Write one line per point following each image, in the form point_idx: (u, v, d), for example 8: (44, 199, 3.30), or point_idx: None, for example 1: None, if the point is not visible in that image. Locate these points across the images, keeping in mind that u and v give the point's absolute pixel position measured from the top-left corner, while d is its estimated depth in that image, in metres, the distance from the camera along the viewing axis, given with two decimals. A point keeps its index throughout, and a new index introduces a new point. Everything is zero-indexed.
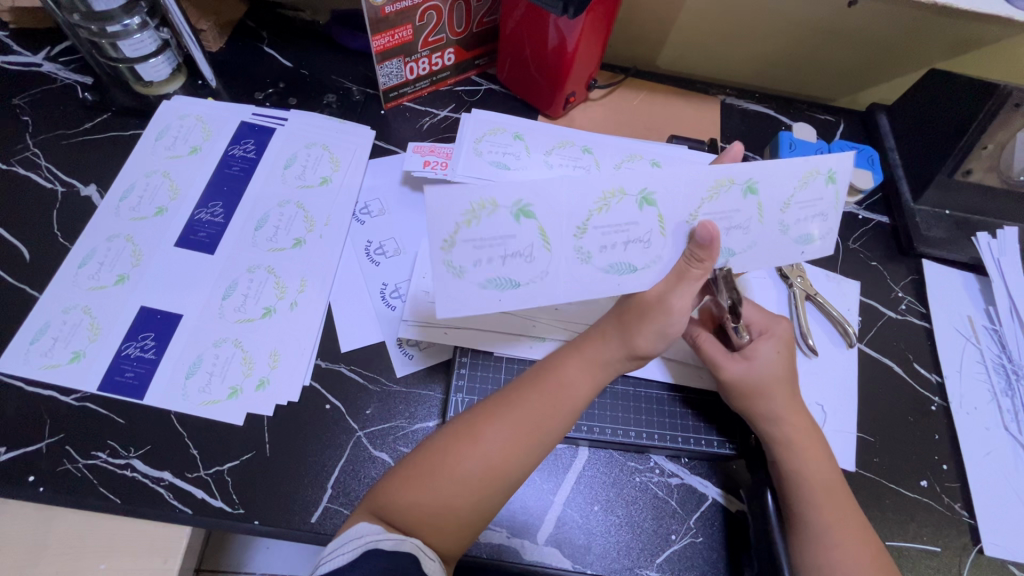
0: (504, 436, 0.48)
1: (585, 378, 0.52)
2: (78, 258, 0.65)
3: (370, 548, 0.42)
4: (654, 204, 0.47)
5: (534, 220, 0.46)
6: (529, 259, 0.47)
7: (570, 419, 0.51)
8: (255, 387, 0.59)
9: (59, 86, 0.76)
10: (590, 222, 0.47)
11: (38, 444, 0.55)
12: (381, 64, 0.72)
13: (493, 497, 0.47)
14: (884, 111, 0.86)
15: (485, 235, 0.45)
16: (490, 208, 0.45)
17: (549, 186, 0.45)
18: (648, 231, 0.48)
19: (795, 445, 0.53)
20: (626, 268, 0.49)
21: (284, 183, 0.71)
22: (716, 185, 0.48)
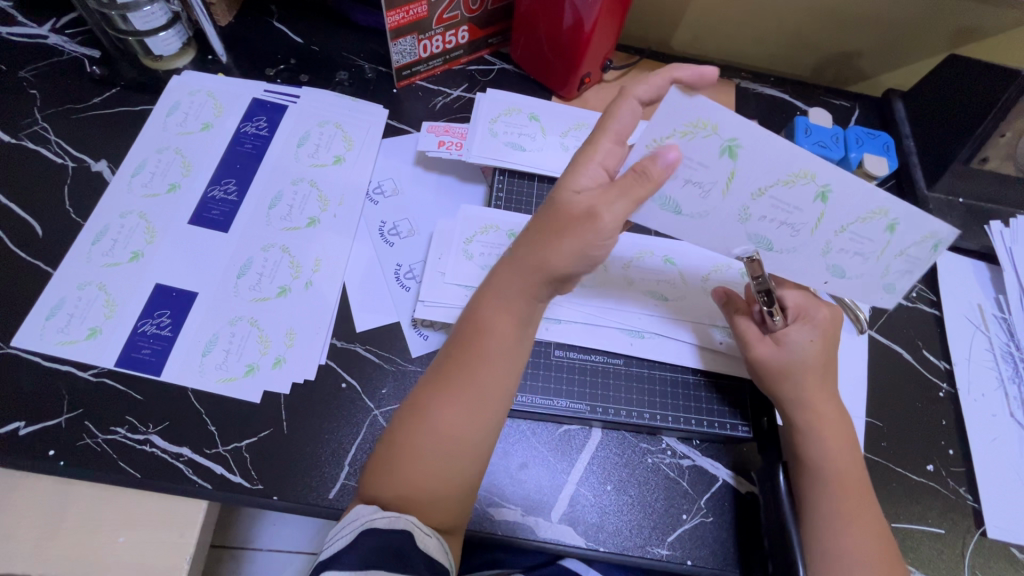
0: (443, 404, 0.48)
1: (508, 319, 0.49)
2: (91, 234, 0.64)
3: (363, 528, 0.43)
4: (825, 202, 0.49)
5: (732, 161, 0.47)
6: (704, 193, 0.50)
7: (506, 365, 0.49)
8: (272, 364, 0.60)
9: (66, 59, 0.75)
10: (769, 189, 0.48)
11: (58, 419, 0.55)
12: (395, 41, 0.71)
13: (459, 465, 0.47)
14: (900, 97, 0.86)
15: (691, 156, 0.47)
16: (707, 132, 0.45)
17: (771, 140, 0.46)
18: (803, 221, 0.50)
19: (820, 435, 0.54)
20: (763, 242, 0.52)
21: (297, 161, 0.71)
22: (873, 211, 0.49)
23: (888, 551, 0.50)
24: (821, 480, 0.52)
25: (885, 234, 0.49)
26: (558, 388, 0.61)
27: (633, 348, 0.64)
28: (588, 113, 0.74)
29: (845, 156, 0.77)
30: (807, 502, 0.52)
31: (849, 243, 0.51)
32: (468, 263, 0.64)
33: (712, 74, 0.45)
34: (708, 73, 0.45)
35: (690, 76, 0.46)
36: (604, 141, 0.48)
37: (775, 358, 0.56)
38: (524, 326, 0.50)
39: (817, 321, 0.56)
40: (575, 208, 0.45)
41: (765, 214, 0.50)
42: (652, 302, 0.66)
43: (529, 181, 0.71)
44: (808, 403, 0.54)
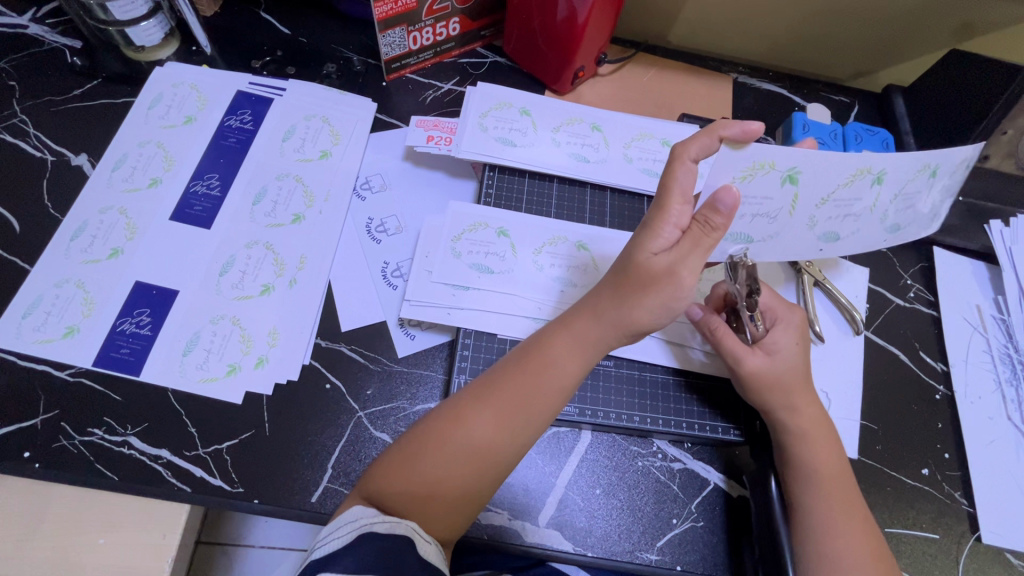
0: (486, 421, 0.47)
1: (573, 357, 0.50)
2: (70, 230, 0.63)
3: (361, 532, 0.41)
4: (882, 183, 0.54)
5: (796, 185, 0.52)
6: (771, 219, 0.55)
7: (557, 399, 0.49)
8: (254, 365, 0.58)
9: (47, 50, 0.73)
10: (834, 195, 0.54)
11: (33, 421, 0.54)
12: (383, 33, 0.69)
13: (477, 480, 0.47)
14: (901, 93, 0.84)
15: (754, 192, 0.52)
16: (767, 170, 0.50)
17: (822, 157, 0.51)
18: (779, 207, 0.53)
19: (806, 435, 0.53)
20: (742, 237, 0.56)
21: (282, 156, 0.69)
22: (920, 169, 0.55)
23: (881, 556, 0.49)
24: (809, 480, 0.51)
25: (875, 187, 0.54)
26: None
27: (624, 349, 0.62)
28: (580, 107, 0.73)
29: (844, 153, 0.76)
30: (796, 503, 0.51)
31: (839, 209, 0.55)
32: (456, 262, 0.63)
33: (759, 131, 0.46)
34: (754, 129, 0.47)
35: (737, 133, 0.47)
36: (676, 204, 0.46)
37: (768, 367, 0.54)
38: (583, 370, 0.50)
39: (793, 321, 0.56)
40: (656, 266, 0.46)
41: (746, 212, 0.53)
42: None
43: (519, 177, 0.69)
44: (798, 407, 0.53)
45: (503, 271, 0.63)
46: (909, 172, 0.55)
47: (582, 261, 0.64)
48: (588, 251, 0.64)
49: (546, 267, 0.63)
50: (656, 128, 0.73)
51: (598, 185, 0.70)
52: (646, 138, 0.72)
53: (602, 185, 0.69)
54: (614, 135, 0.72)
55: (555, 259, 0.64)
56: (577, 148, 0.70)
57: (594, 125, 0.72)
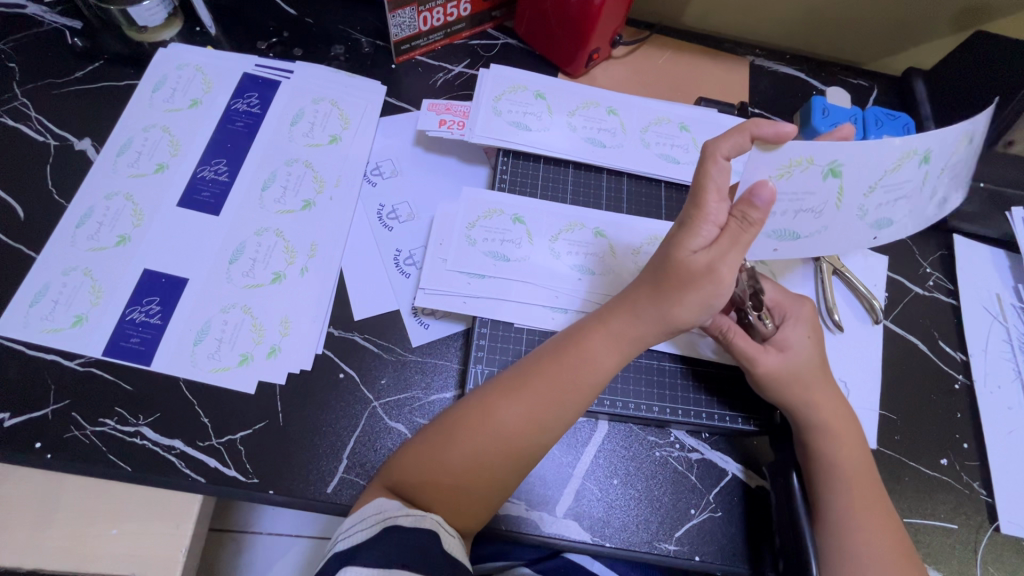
0: (518, 413, 0.46)
1: (608, 352, 0.49)
2: (76, 217, 0.61)
3: (388, 525, 0.41)
4: (929, 161, 0.52)
5: (839, 178, 0.50)
6: (817, 214, 0.53)
7: (590, 394, 0.48)
8: (267, 354, 0.57)
9: (46, 31, 0.70)
10: (882, 181, 0.52)
11: (44, 411, 0.53)
12: (393, 13, 0.67)
13: (505, 473, 0.46)
14: (922, 77, 0.82)
15: (795, 188, 0.50)
16: (806, 165, 0.49)
17: (861, 147, 0.49)
18: (824, 202, 0.52)
19: (832, 431, 0.52)
20: (788, 234, 0.54)
21: (290, 140, 0.67)
22: (965, 138, 0.52)
23: (904, 548, 0.48)
24: (834, 476, 0.51)
25: (921, 167, 0.52)
26: None
27: None
28: (595, 91, 0.71)
29: (864, 138, 0.75)
30: (819, 499, 0.51)
31: (888, 195, 0.53)
32: (471, 250, 0.61)
33: (793, 132, 0.45)
34: (787, 130, 0.45)
35: (767, 133, 0.45)
36: (714, 200, 0.44)
37: (784, 362, 0.53)
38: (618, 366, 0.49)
39: (802, 315, 0.56)
40: (697, 263, 0.44)
41: (786, 209, 0.52)
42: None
43: (534, 162, 0.68)
44: (821, 400, 0.53)
45: (519, 259, 0.61)
46: (952, 147, 0.52)
47: (600, 248, 0.63)
48: (605, 238, 0.63)
49: (563, 254, 0.62)
50: (673, 112, 0.71)
51: (614, 170, 0.68)
52: (663, 122, 0.70)
53: (619, 170, 0.68)
54: (631, 119, 0.70)
55: (571, 246, 0.63)
56: (593, 133, 0.68)
57: (610, 109, 0.70)
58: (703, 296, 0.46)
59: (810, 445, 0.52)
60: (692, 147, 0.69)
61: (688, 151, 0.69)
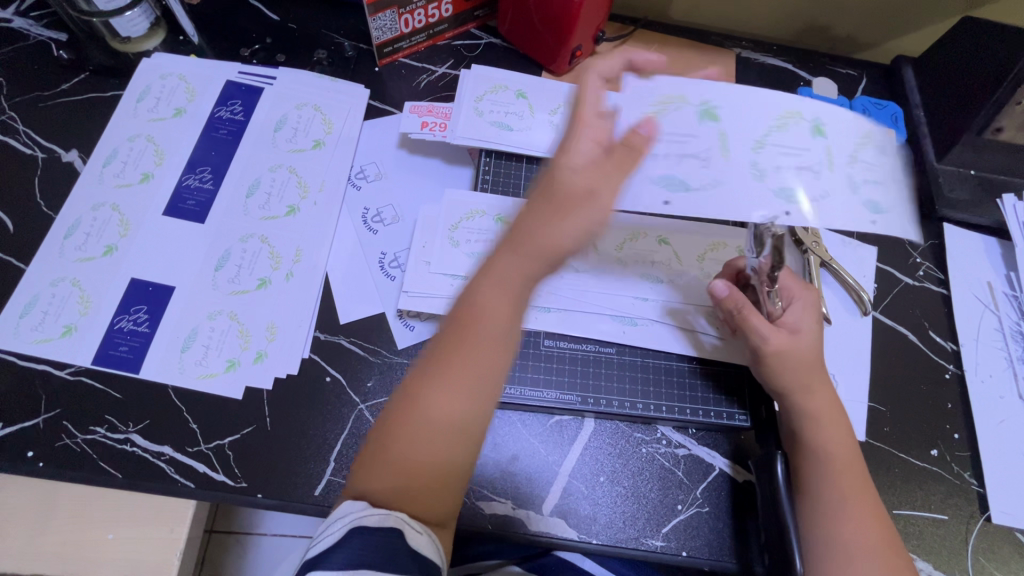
0: (438, 386, 0.43)
1: (499, 292, 0.44)
2: (63, 228, 0.62)
3: (354, 525, 0.39)
4: (825, 135, 0.46)
5: (717, 123, 0.47)
6: (704, 164, 0.46)
7: (507, 343, 0.45)
8: (253, 359, 0.58)
9: (31, 44, 0.71)
10: (769, 136, 0.46)
11: (36, 420, 0.54)
12: (374, 16, 0.67)
13: (450, 459, 0.43)
14: (911, 65, 0.81)
15: (673, 129, 0.47)
16: (680, 103, 0.48)
17: (739, 95, 0.48)
18: (706, 149, 0.46)
19: (822, 421, 0.52)
20: (679, 184, 0.45)
21: (274, 146, 0.68)
22: (865, 134, 0.47)
23: (891, 540, 0.48)
24: (824, 469, 0.51)
25: (816, 136, 0.46)
26: (550, 379, 0.59)
27: (624, 335, 0.61)
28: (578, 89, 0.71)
29: None
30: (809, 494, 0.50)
31: (783, 152, 0.46)
32: (453, 250, 0.62)
33: (655, 56, 0.48)
34: (654, 57, 0.48)
35: (624, 63, 0.48)
36: (580, 125, 0.44)
37: (791, 343, 0.53)
38: (521, 299, 0.44)
39: (810, 299, 0.55)
40: (576, 185, 0.42)
41: (667, 150, 0.46)
42: (648, 287, 0.63)
43: (517, 162, 0.68)
44: (812, 387, 0.52)
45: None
46: (854, 136, 0.47)
47: (583, 246, 0.64)
48: (588, 236, 0.64)
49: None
50: None
51: None
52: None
53: None
54: None
55: (555, 246, 0.63)
56: None
57: None
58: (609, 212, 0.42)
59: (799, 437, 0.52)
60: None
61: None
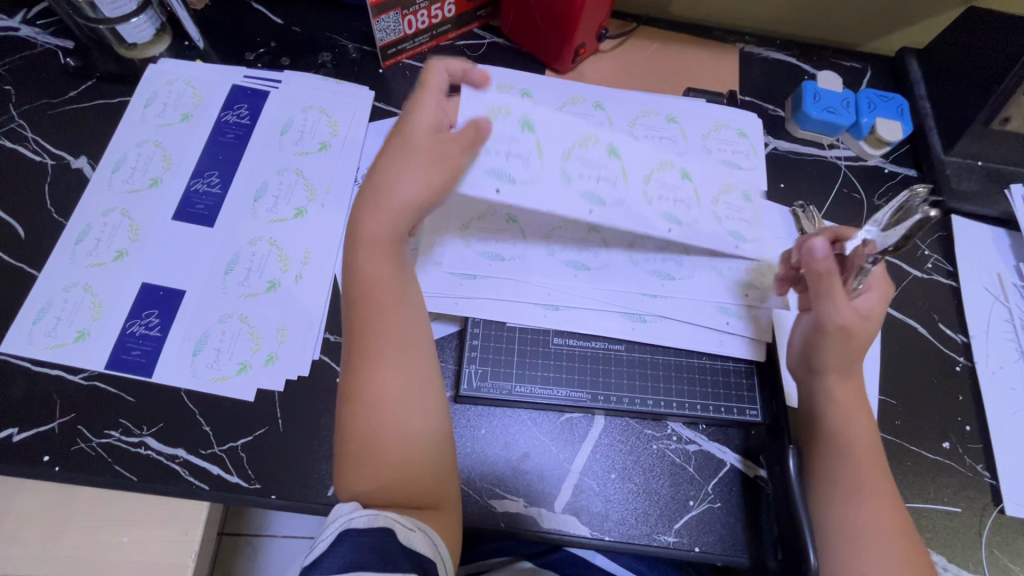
0: (380, 374, 0.47)
1: (376, 259, 0.49)
2: (74, 234, 0.62)
3: (343, 528, 0.42)
4: (619, 157, 0.55)
5: (534, 134, 0.52)
6: (525, 163, 0.51)
7: (405, 299, 0.50)
8: (265, 362, 0.58)
9: (39, 52, 0.72)
10: (574, 151, 0.53)
11: (51, 425, 0.55)
12: (378, 18, 0.67)
13: (410, 427, 0.47)
14: (915, 56, 0.81)
15: (497, 133, 0.51)
16: (505, 114, 0.51)
17: (553, 114, 0.53)
18: (525, 150, 0.51)
19: (844, 406, 0.52)
20: (505, 176, 0.51)
21: (281, 149, 0.68)
22: (585, 137, 0.54)
23: (904, 529, 0.48)
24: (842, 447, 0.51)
25: (608, 153, 0.55)
26: (560, 377, 0.59)
27: (634, 332, 0.61)
28: (582, 86, 0.72)
29: (856, 122, 0.75)
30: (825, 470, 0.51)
31: (585, 167, 0.53)
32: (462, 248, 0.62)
33: (482, 74, 0.52)
34: (481, 73, 0.52)
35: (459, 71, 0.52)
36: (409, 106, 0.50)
37: (858, 324, 0.51)
38: (399, 254, 0.50)
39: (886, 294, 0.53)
40: (427, 137, 0.49)
41: (497, 147, 0.51)
42: (659, 284, 0.63)
43: None
44: (837, 370, 0.53)
45: (515, 257, 0.62)
46: (649, 161, 0.57)
47: (594, 243, 0.64)
48: (599, 232, 0.64)
49: (557, 252, 0.63)
50: (659, 104, 0.72)
51: None
52: (722, 129, 0.72)
53: None
54: (618, 113, 0.70)
55: (566, 245, 0.63)
56: None
57: (597, 104, 0.71)
58: (458, 170, 0.48)
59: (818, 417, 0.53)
60: (752, 152, 0.71)
61: (677, 143, 0.70)
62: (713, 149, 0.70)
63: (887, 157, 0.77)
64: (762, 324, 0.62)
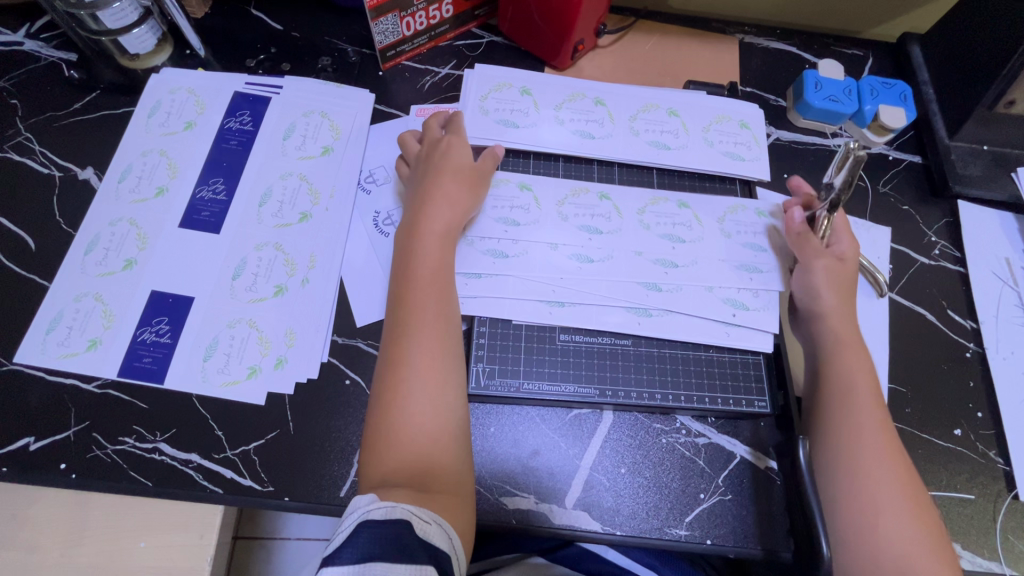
0: (424, 353, 0.51)
1: (437, 248, 0.56)
2: (83, 244, 0.63)
3: (360, 520, 0.42)
4: (609, 199, 0.66)
5: (530, 191, 0.65)
6: (526, 212, 0.64)
7: (449, 291, 0.55)
8: (274, 365, 0.59)
9: (44, 66, 0.73)
10: (567, 199, 0.65)
11: (66, 433, 0.55)
12: (376, 21, 0.68)
13: (456, 406, 0.51)
14: (917, 42, 0.80)
15: (500, 196, 0.65)
16: (505, 181, 0.65)
17: (546, 177, 0.66)
18: (526, 204, 0.65)
19: (843, 341, 0.57)
20: (510, 221, 0.63)
21: (284, 154, 0.69)
22: (577, 189, 0.66)
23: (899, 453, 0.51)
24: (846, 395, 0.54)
25: (601, 197, 0.66)
26: (567, 373, 0.59)
27: (640, 327, 0.61)
28: (582, 82, 0.71)
29: (859, 109, 0.74)
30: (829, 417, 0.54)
31: (581, 211, 0.65)
32: (477, 217, 0.63)
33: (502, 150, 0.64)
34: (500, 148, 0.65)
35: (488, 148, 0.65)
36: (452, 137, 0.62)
37: (837, 266, 0.60)
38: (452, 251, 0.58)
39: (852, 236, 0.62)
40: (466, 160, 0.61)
41: (499, 205, 0.64)
42: (669, 247, 0.64)
43: (525, 159, 0.68)
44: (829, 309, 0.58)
45: (528, 223, 0.64)
46: (645, 198, 0.67)
47: (605, 209, 0.65)
48: (610, 201, 0.66)
49: (569, 216, 0.64)
50: (660, 98, 0.72)
51: (605, 162, 0.69)
52: (724, 121, 0.71)
53: (610, 160, 0.68)
54: (618, 108, 0.70)
55: (577, 210, 0.65)
56: (582, 125, 0.69)
57: (597, 100, 0.70)
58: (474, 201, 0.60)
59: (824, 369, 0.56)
60: (754, 143, 0.71)
61: (678, 136, 0.69)
62: (715, 141, 0.70)
63: (891, 145, 0.77)
64: (767, 316, 0.62)
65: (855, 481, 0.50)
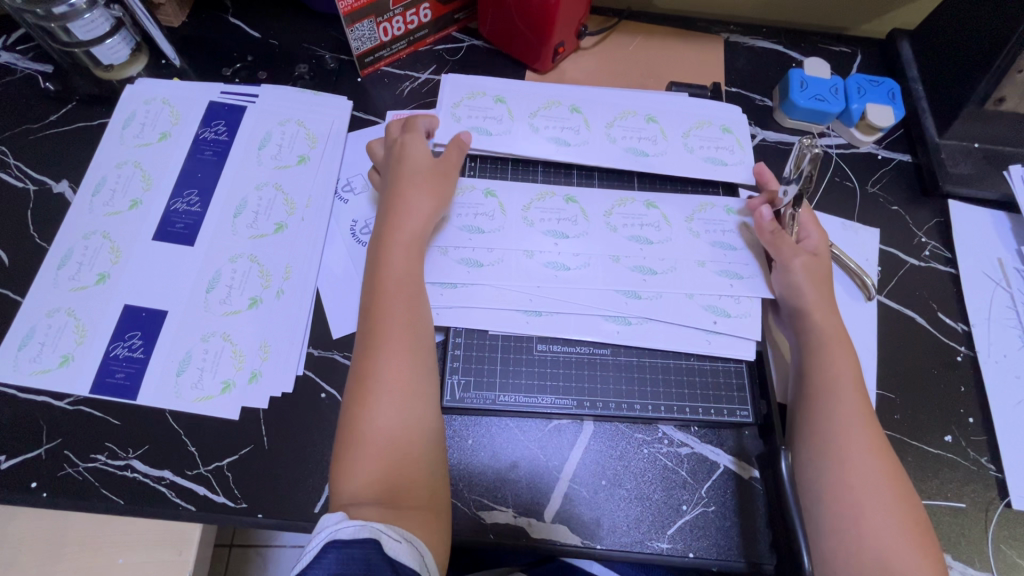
0: (392, 362, 0.50)
1: (406, 254, 0.56)
2: (56, 259, 0.63)
3: (329, 540, 0.40)
4: (576, 202, 0.65)
5: (496, 198, 0.64)
6: (492, 219, 0.63)
7: (418, 297, 0.55)
8: (248, 379, 0.58)
9: (19, 78, 0.72)
10: (533, 204, 0.64)
11: (38, 451, 0.55)
12: (351, 27, 0.67)
13: (425, 415, 0.50)
14: (907, 38, 0.79)
15: (465, 203, 0.64)
16: (470, 188, 0.65)
17: (512, 183, 0.66)
18: (492, 210, 0.64)
19: (832, 339, 0.55)
20: (475, 229, 0.63)
21: (260, 164, 0.68)
22: (543, 193, 0.65)
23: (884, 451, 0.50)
24: (838, 398, 0.52)
25: (567, 201, 0.65)
26: (544, 384, 0.58)
27: (619, 335, 0.60)
28: (557, 90, 0.70)
29: (847, 108, 0.73)
30: (820, 423, 0.51)
31: (547, 215, 0.64)
32: (447, 226, 0.62)
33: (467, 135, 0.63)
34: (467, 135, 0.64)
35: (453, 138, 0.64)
36: (410, 137, 0.61)
37: (813, 263, 0.59)
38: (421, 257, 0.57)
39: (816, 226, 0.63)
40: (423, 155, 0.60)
41: (464, 212, 0.63)
42: (637, 248, 0.63)
43: (502, 165, 0.67)
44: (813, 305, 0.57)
45: (494, 230, 0.63)
46: (613, 200, 0.66)
47: (571, 213, 0.65)
48: (576, 204, 0.65)
49: (536, 221, 0.64)
50: (638, 104, 0.71)
51: (584, 169, 0.68)
52: (705, 126, 0.70)
53: (589, 168, 0.68)
54: (595, 114, 0.69)
55: (543, 214, 0.64)
56: (557, 132, 0.68)
57: (573, 107, 0.69)
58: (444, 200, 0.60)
59: (814, 376, 0.54)
60: (737, 147, 0.69)
61: (656, 143, 0.68)
62: (696, 146, 0.69)
63: (880, 144, 0.75)
64: (750, 324, 0.60)
65: (845, 488, 0.48)
